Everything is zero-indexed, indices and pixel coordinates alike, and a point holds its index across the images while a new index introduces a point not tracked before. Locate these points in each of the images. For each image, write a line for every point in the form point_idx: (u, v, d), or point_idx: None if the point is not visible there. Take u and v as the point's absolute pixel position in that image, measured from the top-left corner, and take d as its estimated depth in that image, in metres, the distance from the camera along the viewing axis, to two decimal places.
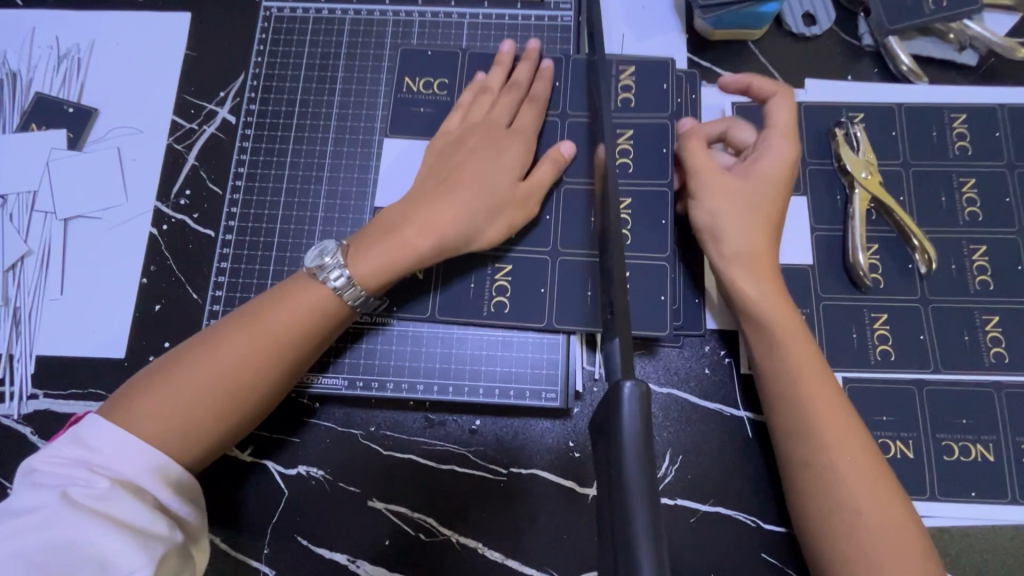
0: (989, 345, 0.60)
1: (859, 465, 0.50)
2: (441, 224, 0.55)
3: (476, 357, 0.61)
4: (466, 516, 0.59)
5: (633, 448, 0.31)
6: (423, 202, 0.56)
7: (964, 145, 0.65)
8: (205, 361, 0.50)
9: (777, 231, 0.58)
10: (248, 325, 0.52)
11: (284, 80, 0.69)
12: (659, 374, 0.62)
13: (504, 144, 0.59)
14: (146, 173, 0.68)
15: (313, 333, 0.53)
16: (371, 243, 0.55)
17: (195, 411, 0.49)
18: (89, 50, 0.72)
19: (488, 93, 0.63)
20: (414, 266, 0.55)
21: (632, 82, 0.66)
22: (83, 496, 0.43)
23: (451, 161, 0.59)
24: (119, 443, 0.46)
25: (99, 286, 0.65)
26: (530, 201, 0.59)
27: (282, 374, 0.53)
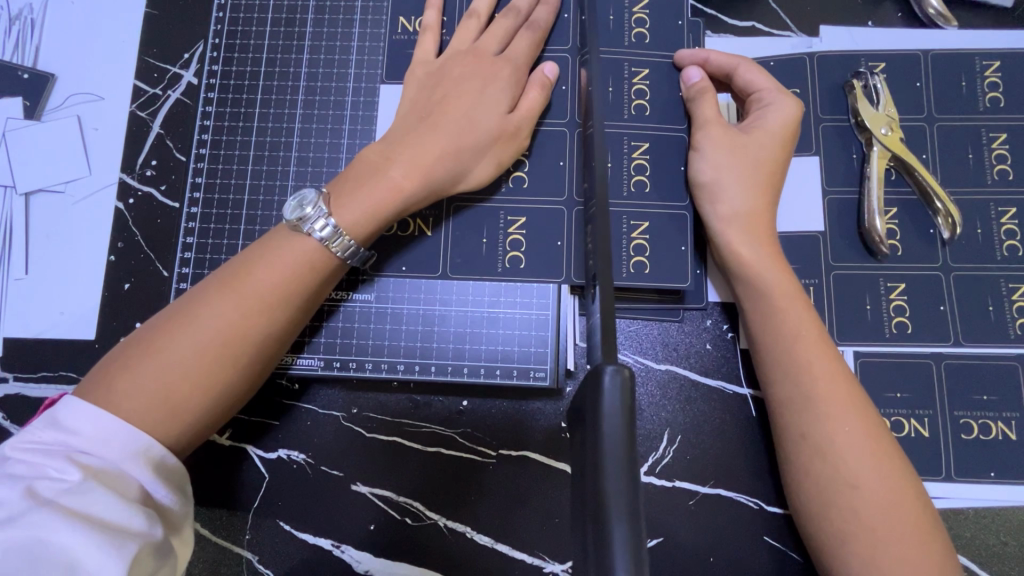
0: (1015, 316, 0.55)
1: (859, 438, 0.47)
2: (430, 162, 0.52)
3: (460, 335, 0.58)
4: (454, 500, 0.56)
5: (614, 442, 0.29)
6: (407, 139, 0.53)
7: (996, 96, 0.59)
8: (185, 330, 0.46)
9: (777, 192, 0.55)
10: (230, 287, 0.48)
11: (249, 38, 0.63)
12: (657, 350, 0.58)
13: (492, 73, 0.55)
14: (109, 144, 0.64)
15: (302, 294, 0.49)
16: (352, 187, 0.51)
17: (183, 384, 0.45)
18: (42, 11, 0.66)
19: (468, 25, 0.58)
20: (402, 209, 0.52)
21: (647, 15, 0.60)
22: (52, 490, 0.40)
23: (436, 94, 0.55)
24: (99, 424, 0.43)
25: (65, 264, 0.62)
26: (521, 133, 0.56)
27: (274, 336, 0.49)
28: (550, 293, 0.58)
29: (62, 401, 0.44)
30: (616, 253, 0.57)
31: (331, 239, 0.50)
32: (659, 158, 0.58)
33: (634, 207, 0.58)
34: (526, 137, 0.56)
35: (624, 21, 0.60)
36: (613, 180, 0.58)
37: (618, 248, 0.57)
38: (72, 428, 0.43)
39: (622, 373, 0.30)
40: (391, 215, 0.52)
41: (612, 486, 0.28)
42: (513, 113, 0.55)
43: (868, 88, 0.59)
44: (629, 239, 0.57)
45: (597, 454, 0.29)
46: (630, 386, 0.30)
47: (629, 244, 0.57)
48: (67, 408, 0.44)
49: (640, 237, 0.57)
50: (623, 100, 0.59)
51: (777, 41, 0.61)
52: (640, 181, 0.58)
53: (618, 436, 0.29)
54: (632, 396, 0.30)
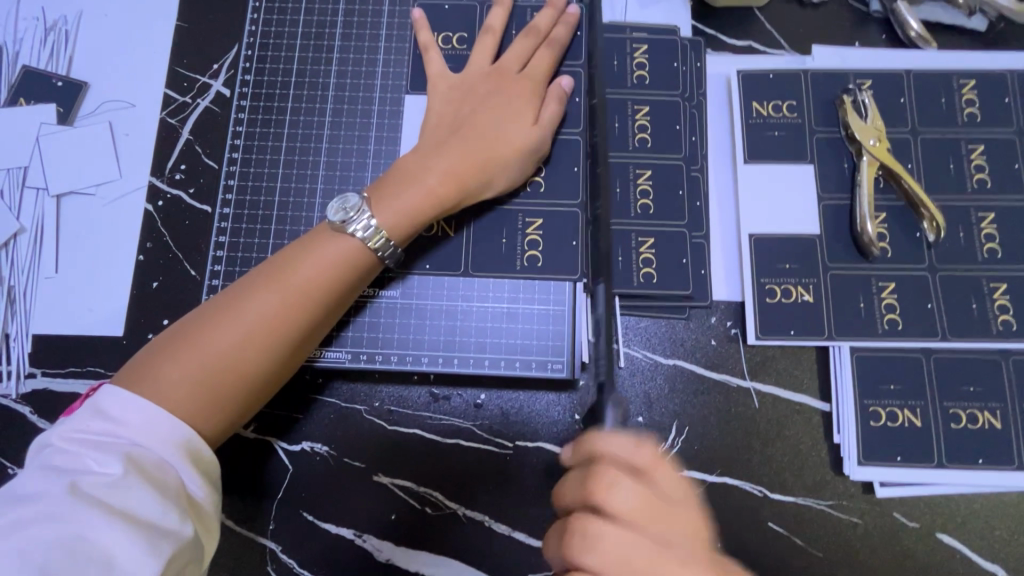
0: (997, 313, 0.59)
1: None
2: (462, 171, 0.56)
3: (481, 329, 0.61)
4: (472, 489, 0.59)
5: None
6: (438, 149, 0.57)
7: (973, 112, 0.64)
8: (230, 322, 0.49)
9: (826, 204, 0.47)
10: (273, 281, 0.50)
11: (279, 49, 0.67)
12: (665, 345, 0.61)
13: (510, 90, 0.60)
14: (139, 149, 0.67)
15: (339, 293, 0.52)
16: (390, 191, 0.54)
17: (228, 372, 0.48)
18: (77, 22, 0.70)
19: (485, 44, 0.62)
20: (438, 213, 0.55)
21: (647, 60, 0.65)
22: (93, 485, 0.41)
23: (462, 109, 0.59)
24: (147, 408, 0.45)
25: (94, 264, 0.64)
26: (543, 144, 0.60)
27: (311, 330, 0.52)
28: (565, 291, 0.61)
29: (108, 391, 0.45)
30: (625, 263, 0.61)
31: (372, 238, 0.53)
32: (663, 171, 0.63)
33: (644, 224, 0.62)
34: (547, 146, 0.60)
35: (627, 66, 0.65)
36: (621, 195, 0.62)
37: (628, 261, 0.61)
38: (117, 419, 0.44)
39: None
40: (426, 218, 0.55)
41: None
42: (536, 125, 0.59)
43: (857, 101, 0.64)
44: (638, 253, 0.61)
45: None
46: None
47: (637, 257, 0.61)
48: (112, 398, 0.45)
49: (647, 251, 0.61)
50: (628, 126, 0.64)
51: (772, 59, 0.66)
52: (645, 204, 0.62)
53: None
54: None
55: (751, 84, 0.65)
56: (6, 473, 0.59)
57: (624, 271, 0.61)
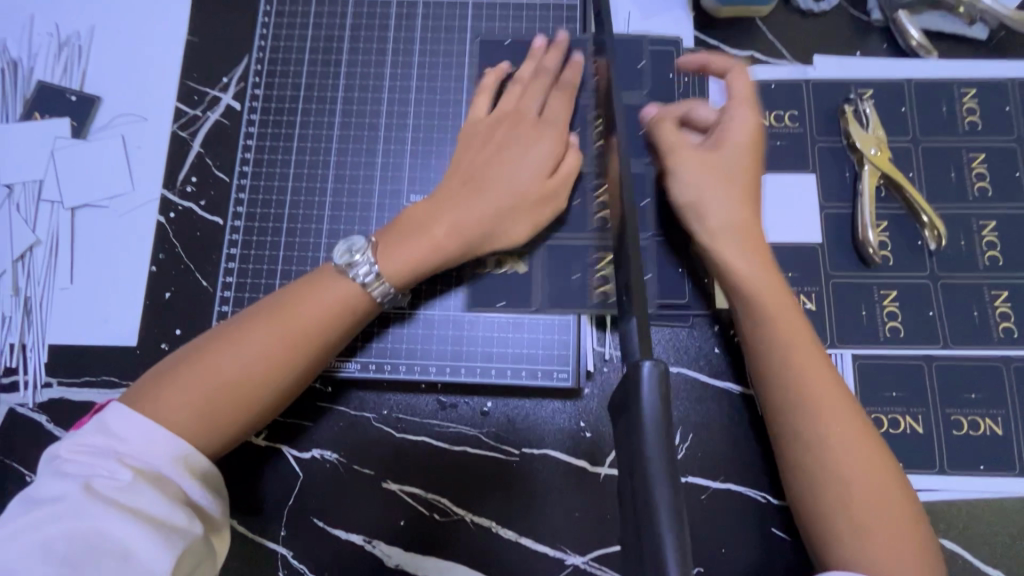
0: (999, 320, 0.60)
1: (852, 447, 0.51)
2: (471, 226, 0.57)
3: (486, 339, 0.62)
4: (479, 496, 0.60)
5: (654, 430, 0.32)
6: (453, 203, 0.57)
7: (974, 120, 0.65)
8: (233, 354, 0.50)
9: (757, 202, 0.58)
10: (278, 316, 0.52)
11: (288, 63, 0.68)
12: (669, 353, 0.62)
13: (533, 140, 0.61)
14: (151, 161, 0.68)
15: (340, 332, 0.53)
16: (400, 240, 0.55)
17: (225, 404, 0.49)
18: (90, 37, 0.71)
19: (517, 90, 0.63)
20: (441, 266, 0.56)
21: (651, 67, 0.67)
22: (105, 488, 0.43)
23: (481, 159, 0.60)
24: (148, 433, 0.46)
25: (108, 275, 0.66)
26: (558, 198, 0.60)
27: (311, 367, 0.53)
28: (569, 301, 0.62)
29: (114, 408, 0.47)
30: None
31: (373, 285, 0.54)
32: None
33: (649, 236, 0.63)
34: (563, 200, 0.61)
35: (637, 70, 0.67)
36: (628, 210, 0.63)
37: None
38: (119, 430, 0.46)
39: (658, 366, 0.33)
40: (429, 269, 0.56)
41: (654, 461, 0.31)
42: (551, 177, 0.60)
43: (857, 111, 0.65)
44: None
45: (640, 443, 0.32)
46: (665, 377, 0.33)
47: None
48: (115, 412, 0.47)
49: (648, 265, 0.63)
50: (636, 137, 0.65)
51: (775, 69, 0.67)
52: (646, 218, 0.64)
53: (657, 423, 0.32)
54: (667, 386, 0.33)
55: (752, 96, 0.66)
56: (23, 480, 0.61)
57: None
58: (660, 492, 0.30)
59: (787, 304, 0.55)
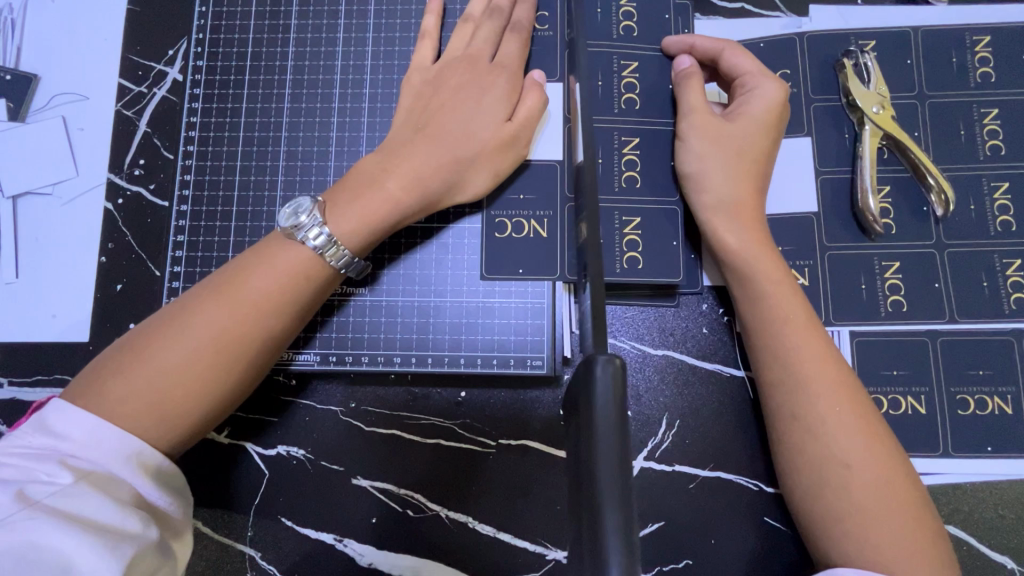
0: (1009, 291, 0.55)
1: (856, 437, 0.46)
2: (425, 177, 0.52)
3: (456, 326, 0.58)
4: (454, 491, 0.56)
5: (605, 428, 0.30)
6: (402, 152, 0.53)
7: (987, 71, 0.59)
8: (180, 335, 0.46)
9: (764, 178, 0.54)
10: (222, 292, 0.48)
11: (233, 31, 0.63)
12: (653, 335, 0.58)
13: (488, 83, 0.55)
14: (96, 144, 0.63)
15: (295, 303, 0.49)
16: (349, 196, 0.51)
17: (175, 390, 0.45)
18: (23, 10, 0.65)
19: (470, 31, 0.58)
20: (398, 222, 0.52)
21: (634, 8, 0.60)
22: (44, 494, 0.38)
23: (431, 105, 0.55)
24: (91, 427, 0.42)
25: (55, 267, 0.61)
26: (519, 141, 0.55)
27: (267, 344, 0.48)
28: (545, 284, 0.58)
29: (52, 404, 0.43)
30: (609, 249, 0.57)
31: (327, 250, 0.49)
32: (651, 153, 0.58)
33: (637, 213, 0.58)
34: (523, 147, 0.56)
35: (612, 14, 0.60)
36: (607, 181, 0.58)
37: (612, 244, 0.57)
38: (62, 431, 0.42)
39: (615, 364, 0.31)
40: (383, 226, 0.52)
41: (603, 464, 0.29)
42: (510, 122, 0.55)
43: (859, 66, 0.59)
44: (621, 235, 0.57)
45: (591, 440, 0.30)
46: (622, 376, 0.31)
47: (622, 239, 0.57)
48: (56, 410, 0.43)
49: (632, 232, 0.57)
50: (613, 94, 0.59)
51: (766, 22, 0.61)
52: (632, 177, 0.58)
53: (611, 420, 0.30)
54: (623, 383, 0.31)
55: None
56: None
57: (607, 255, 0.57)
58: (608, 494, 0.28)
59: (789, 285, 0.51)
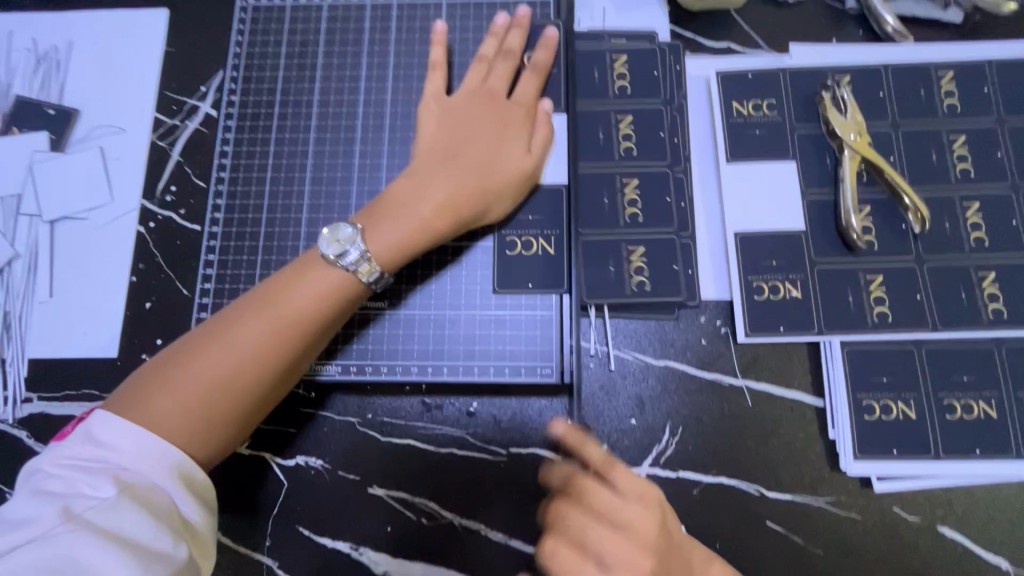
0: (987, 302, 0.59)
1: None
2: (455, 204, 0.57)
3: (469, 337, 0.61)
4: (467, 499, 0.58)
5: None
6: (430, 178, 0.57)
7: (953, 102, 0.64)
8: (223, 350, 0.49)
9: None
10: (258, 311, 0.51)
11: (264, 69, 0.68)
12: (655, 346, 0.61)
13: (507, 115, 0.61)
14: (131, 172, 0.68)
15: (329, 322, 0.53)
16: (384, 220, 0.55)
17: (219, 402, 0.48)
18: (68, 51, 0.71)
19: (486, 68, 0.64)
20: (428, 245, 0.57)
21: (627, 70, 0.66)
22: (87, 509, 0.41)
23: (456, 135, 0.59)
24: (137, 437, 0.45)
25: (88, 287, 0.65)
26: (535, 172, 0.61)
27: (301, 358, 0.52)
28: (552, 297, 0.61)
29: (99, 416, 0.45)
30: (617, 275, 0.61)
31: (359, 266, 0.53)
32: (649, 178, 0.63)
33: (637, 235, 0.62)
34: (537, 175, 0.62)
35: (607, 77, 0.66)
36: (609, 204, 0.63)
37: (619, 271, 0.61)
38: (107, 442, 0.44)
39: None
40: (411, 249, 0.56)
41: None
42: (529, 154, 0.60)
43: (838, 98, 0.64)
44: (629, 263, 0.61)
45: None
46: None
47: (629, 267, 0.61)
48: (103, 421, 0.45)
49: (639, 260, 0.61)
50: (612, 144, 0.64)
51: (750, 59, 0.67)
52: (633, 214, 0.62)
53: None
54: None
55: (730, 84, 0.66)
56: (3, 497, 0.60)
57: (616, 277, 0.61)
58: None
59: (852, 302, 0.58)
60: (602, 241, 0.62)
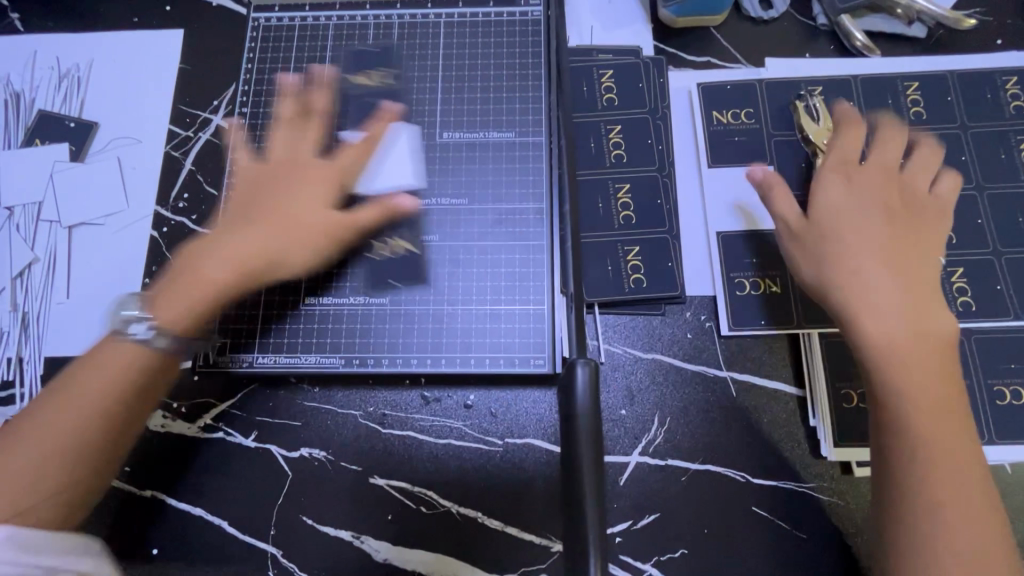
0: (956, 295, 0.63)
1: (970, 478, 0.48)
2: (239, 260, 0.55)
3: (466, 331, 0.64)
4: (464, 488, 0.61)
5: (585, 420, 0.39)
6: (227, 236, 0.56)
7: (919, 110, 0.69)
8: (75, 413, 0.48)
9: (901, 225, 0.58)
10: (123, 376, 0.50)
11: (273, 82, 0.73)
12: (643, 341, 0.64)
13: (324, 175, 0.60)
14: (145, 180, 0.72)
15: (115, 392, 0.50)
16: (172, 286, 0.53)
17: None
18: (88, 69, 0.76)
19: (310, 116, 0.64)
20: (216, 303, 0.54)
21: (614, 83, 0.71)
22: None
23: (254, 194, 0.59)
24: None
25: (103, 288, 0.68)
26: (357, 222, 0.59)
27: (101, 426, 0.49)
28: (545, 293, 0.64)
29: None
30: (616, 273, 0.65)
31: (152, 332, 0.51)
32: (636, 182, 0.67)
33: (627, 236, 0.66)
34: (364, 224, 0.59)
35: (595, 90, 0.71)
36: (599, 207, 0.67)
37: (618, 270, 0.65)
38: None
39: (589, 366, 0.41)
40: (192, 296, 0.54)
41: (583, 449, 0.38)
42: (335, 206, 0.59)
43: (812, 104, 0.68)
44: (626, 261, 0.65)
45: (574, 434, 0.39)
46: (595, 376, 0.41)
47: (626, 265, 0.65)
48: None
49: (634, 258, 0.65)
50: (603, 152, 0.69)
51: (729, 72, 0.72)
52: (628, 215, 0.67)
53: (587, 412, 0.40)
54: (597, 384, 0.41)
55: (710, 95, 0.71)
56: None
57: (614, 277, 0.65)
58: (586, 468, 0.38)
59: (896, 137, 0.64)
60: (599, 241, 0.66)
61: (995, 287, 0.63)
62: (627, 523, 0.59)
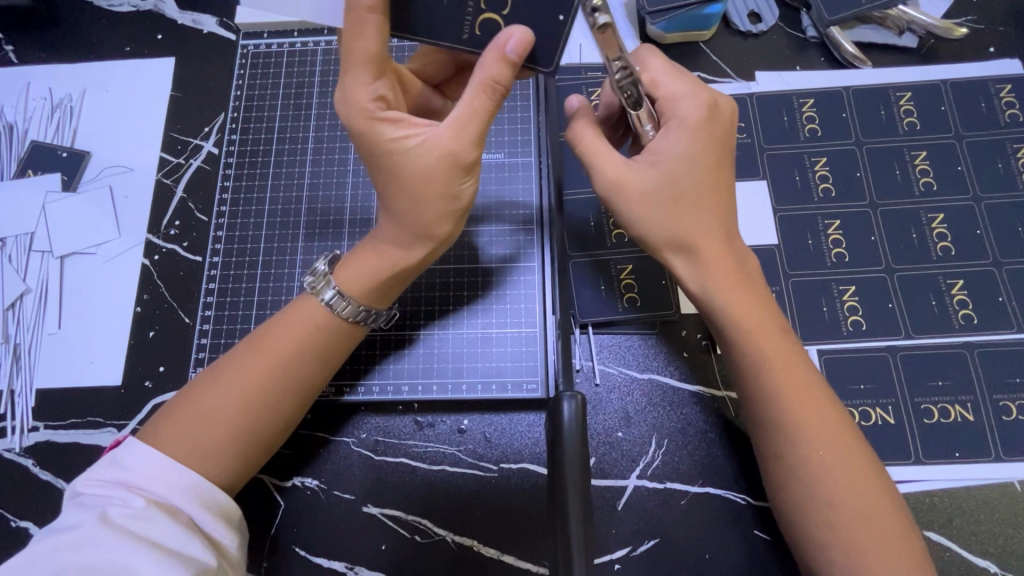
0: (957, 308, 0.62)
1: (847, 468, 0.48)
2: None
3: (457, 355, 0.64)
4: (459, 515, 0.59)
5: (572, 448, 0.41)
6: None
7: (912, 121, 0.68)
8: (204, 402, 0.50)
9: (720, 194, 0.53)
10: (243, 366, 0.51)
11: (262, 110, 0.74)
12: (639, 361, 0.63)
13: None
14: (137, 208, 0.72)
15: (246, 384, 0.50)
16: None
17: (214, 446, 0.49)
18: (80, 98, 0.76)
19: (485, 96, 0.48)
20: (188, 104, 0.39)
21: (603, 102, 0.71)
22: (119, 515, 0.43)
23: None
24: (158, 465, 0.47)
25: (95, 318, 0.68)
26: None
27: (267, 415, 0.51)
28: (536, 316, 0.65)
29: (127, 445, 0.48)
30: (609, 293, 0.64)
31: (339, 306, 0.54)
32: None
33: (619, 254, 0.65)
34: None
35: None
36: (590, 225, 0.67)
37: (610, 289, 0.65)
38: (129, 465, 0.47)
39: (576, 399, 0.43)
40: (379, 302, 0.56)
41: (570, 465, 0.40)
42: None
43: (626, 77, 0.49)
44: (619, 280, 0.65)
45: (561, 454, 0.41)
46: (582, 407, 0.43)
47: (619, 284, 0.65)
48: (130, 449, 0.47)
49: (627, 277, 0.65)
50: None
51: (718, 86, 0.71)
52: (620, 234, 0.66)
53: (574, 437, 0.41)
54: (584, 417, 0.43)
55: None
56: (6, 524, 0.61)
57: (607, 296, 0.64)
58: (572, 491, 0.39)
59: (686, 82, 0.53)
60: (589, 261, 0.66)
61: (996, 299, 0.62)
62: (626, 549, 0.58)
